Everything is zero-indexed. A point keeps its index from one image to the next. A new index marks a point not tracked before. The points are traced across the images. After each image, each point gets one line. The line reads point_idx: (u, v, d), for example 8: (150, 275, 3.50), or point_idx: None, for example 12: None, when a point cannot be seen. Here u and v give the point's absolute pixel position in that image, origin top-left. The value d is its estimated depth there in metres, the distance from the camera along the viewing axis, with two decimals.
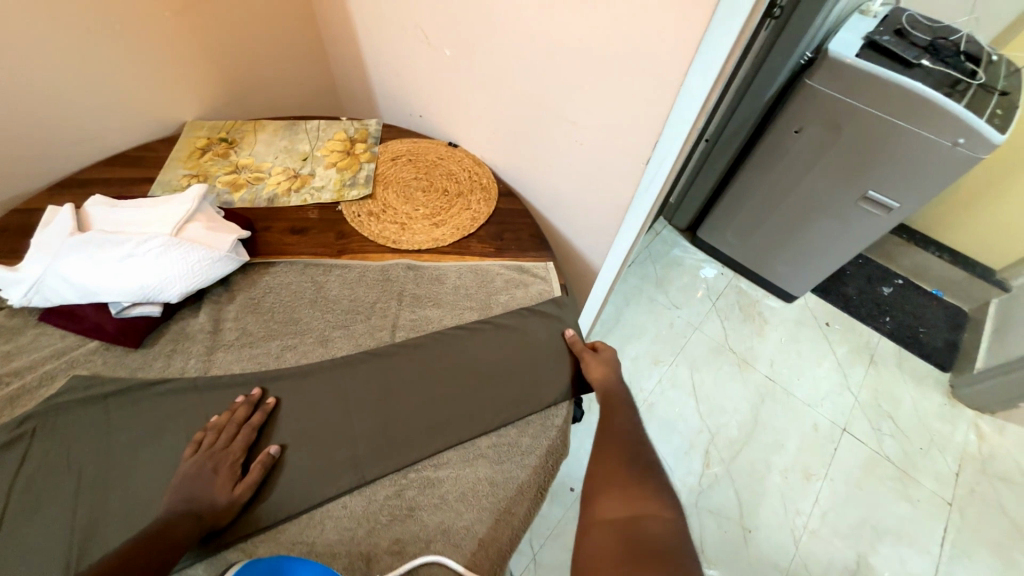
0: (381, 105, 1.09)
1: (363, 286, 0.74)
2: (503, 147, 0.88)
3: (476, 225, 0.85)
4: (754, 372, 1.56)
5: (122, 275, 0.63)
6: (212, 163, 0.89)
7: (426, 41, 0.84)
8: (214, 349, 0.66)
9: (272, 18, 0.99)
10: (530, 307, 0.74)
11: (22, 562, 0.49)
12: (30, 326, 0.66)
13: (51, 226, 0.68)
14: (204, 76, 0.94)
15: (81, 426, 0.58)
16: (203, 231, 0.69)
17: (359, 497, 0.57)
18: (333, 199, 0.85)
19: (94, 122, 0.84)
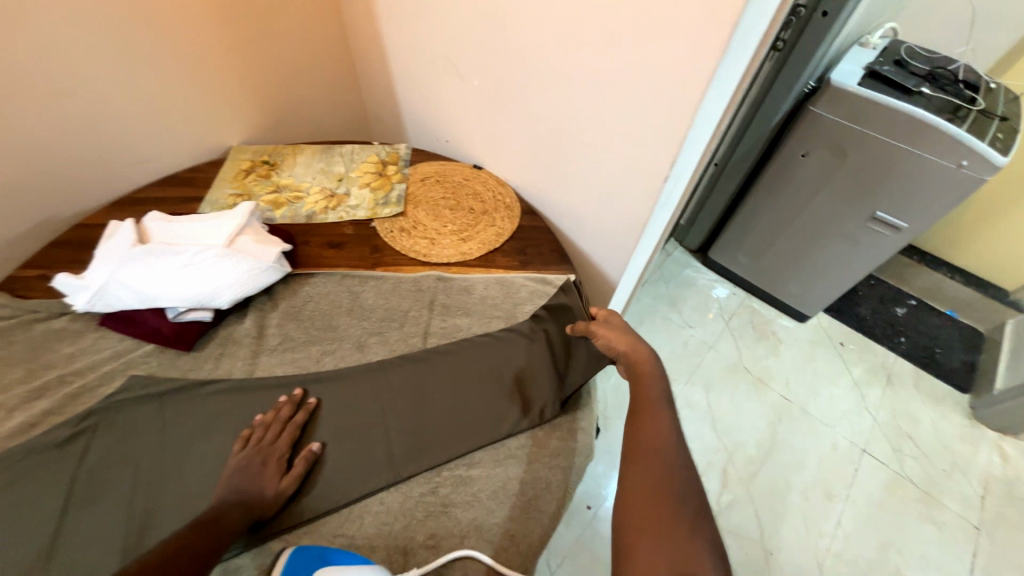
0: (409, 131, 1.17)
1: (397, 296, 0.79)
2: (526, 169, 0.94)
3: (501, 240, 0.89)
4: (769, 392, 1.56)
5: (179, 282, 0.68)
6: (255, 183, 0.96)
7: (455, 73, 0.91)
8: (258, 353, 0.70)
9: (312, 54, 1.07)
10: (553, 317, 0.78)
11: (86, 547, 0.53)
12: (91, 330, 0.71)
13: (113, 238, 0.74)
14: (249, 105, 1.02)
15: (138, 422, 0.62)
16: (251, 243, 0.75)
17: (396, 494, 0.59)
18: (367, 216, 0.91)
19: (150, 146, 0.92)
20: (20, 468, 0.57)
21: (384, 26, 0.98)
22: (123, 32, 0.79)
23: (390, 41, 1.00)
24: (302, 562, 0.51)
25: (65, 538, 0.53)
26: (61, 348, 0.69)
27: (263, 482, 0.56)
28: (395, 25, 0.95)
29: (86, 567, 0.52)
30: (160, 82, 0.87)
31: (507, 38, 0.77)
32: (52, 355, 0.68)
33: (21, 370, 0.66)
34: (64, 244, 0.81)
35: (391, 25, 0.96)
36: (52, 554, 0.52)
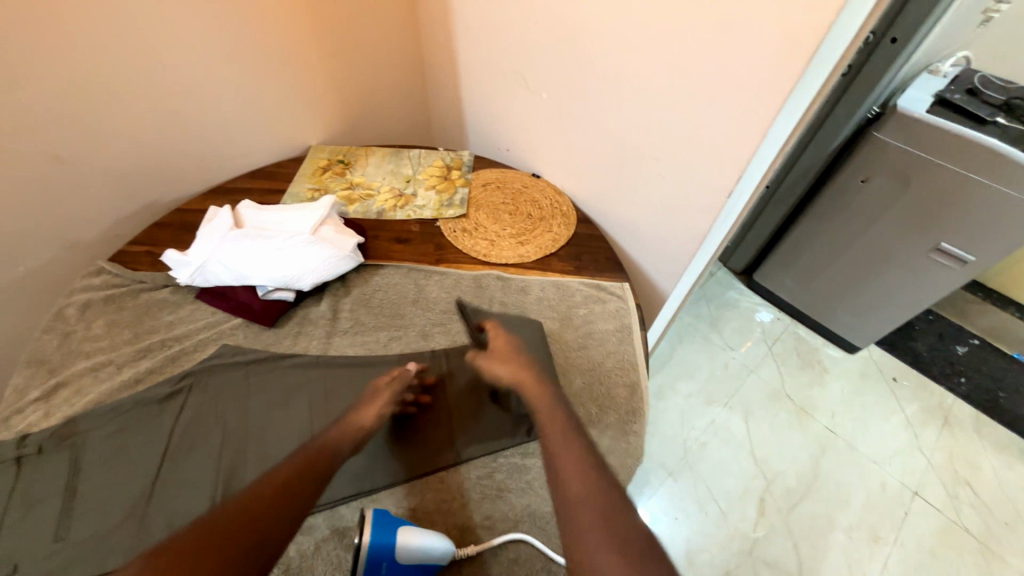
0: (471, 139, 1.23)
1: (458, 291, 0.84)
2: (585, 180, 0.98)
3: (557, 246, 0.93)
4: (814, 422, 1.51)
5: (271, 263, 0.75)
6: (331, 180, 1.04)
7: (524, 86, 0.96)
8: (332, 334, 0.76)
9: (388, 64, 1.16)
10: (607, 321, 0.80)
11: (180, 492, 0.59)
12: (188, 302, 0.79)
13: (213, 221, 0.82)
14: (330, 108, 1.11)
15: (226, 387, 0.68)
16: (332, 233, 0.81)
17: (454, 474, 0.63)
18: (432, 216, 0.97)
19: (243, 142, 1.01)
20: (128, 417, 0.64)
21: (459, 40, 1.05)
22: (234, 39, 0.89)
23: (462, 55, 1.07)
24: (384, 517, 0.50)
25: (163, 482, 0.59)
26: (163, 315, 0.77)
27: (366, 418, 0.59)
28: (469, 40, 1.02)
29: (180, 510, 0.57)
30: (259, 85, 0.97)
31: (580, 55, 0.81)
32: (155, 322, 0.76)
33: (128, 333, 0.74)
34: (166, 225, 0.91)
35: (466, 40, 1.03)
36: (152, 495, 0.58)
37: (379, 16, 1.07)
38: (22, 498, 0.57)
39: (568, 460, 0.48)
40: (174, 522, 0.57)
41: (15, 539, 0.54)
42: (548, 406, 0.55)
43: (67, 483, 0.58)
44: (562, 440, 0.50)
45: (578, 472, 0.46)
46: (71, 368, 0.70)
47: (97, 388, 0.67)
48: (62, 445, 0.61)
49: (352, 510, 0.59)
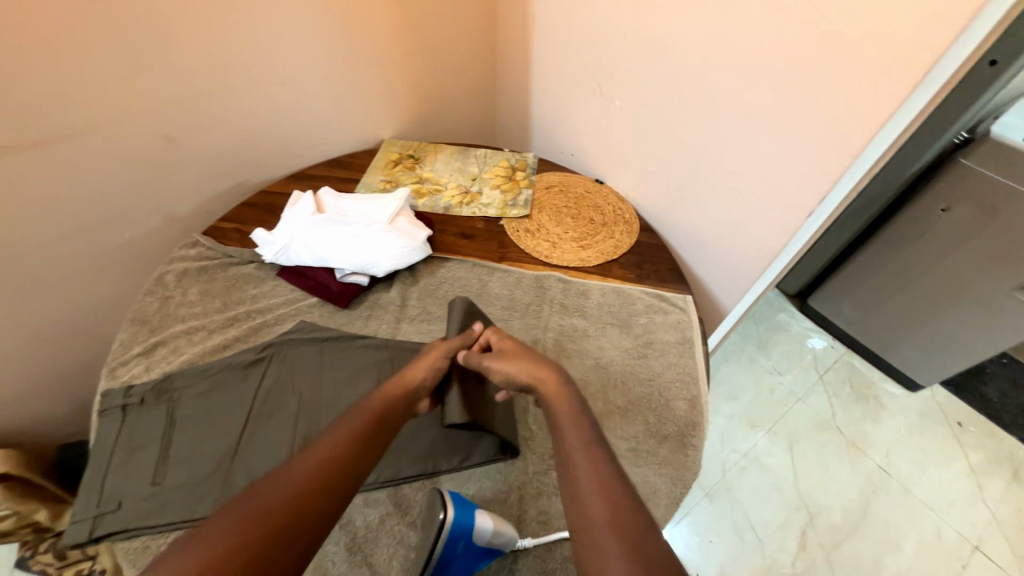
0: (536, 142, 1.26)
1: (520, 289, 0.85)
2: (651, 190, 0.98)
3: (619, 252, 0.93)
4: (865, 459, 1.43)
5: (351, 248, 0.79)
6: (402, 173, 1.09)
7: (598, 92, 0.97)
8: (400, 320, 0.80)
9: (463, 64, 1.20)
10: (668, 333, 0.79)
11: (261, 454, 0.63)
12: (270, 278, 0.84)
13: (297, 204, 0.87)
14: (403, 104, 1.16)
15: (301, 362, 0.73)
16: (406, 223, 0.85)
17: (513, 467, 0.64)
18: (496, 214, 0.99)
19: (323, 132, 1.07)
20: (215, 379, 0.70)
21: (535, 44, 1.08)
22: (328, 35, 0.95)
23: (536, 58, 1.10)
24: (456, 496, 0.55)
25: (245, 443, 0.64)
26: (248, 288, 0.83)
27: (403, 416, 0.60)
28: (546, 44, 1.04)
29: (260, 470, 0.62)
30: (346, 80, 1.02)
31: (662, 64, 0.82)
32: (241, 293, 0.82)
33: (218, 302, 0.81)
34: (253, 205, 0.98)
35: (542, 44, 1.05)
36: (236, 453, 0.63)
37: (459, 18, 1.11)
38: (125, 442, 0.63)
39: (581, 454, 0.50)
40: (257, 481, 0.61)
41: (121, 478, 0.60)
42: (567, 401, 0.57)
43: (164, 433, 0.64)
44: (579, 436, 0.52)
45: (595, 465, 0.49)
46: (169, 329, 0.76)
47: (190, 350, 0.73)
48: (160, 398, 0.67)
49: (362, 505, 0.60)
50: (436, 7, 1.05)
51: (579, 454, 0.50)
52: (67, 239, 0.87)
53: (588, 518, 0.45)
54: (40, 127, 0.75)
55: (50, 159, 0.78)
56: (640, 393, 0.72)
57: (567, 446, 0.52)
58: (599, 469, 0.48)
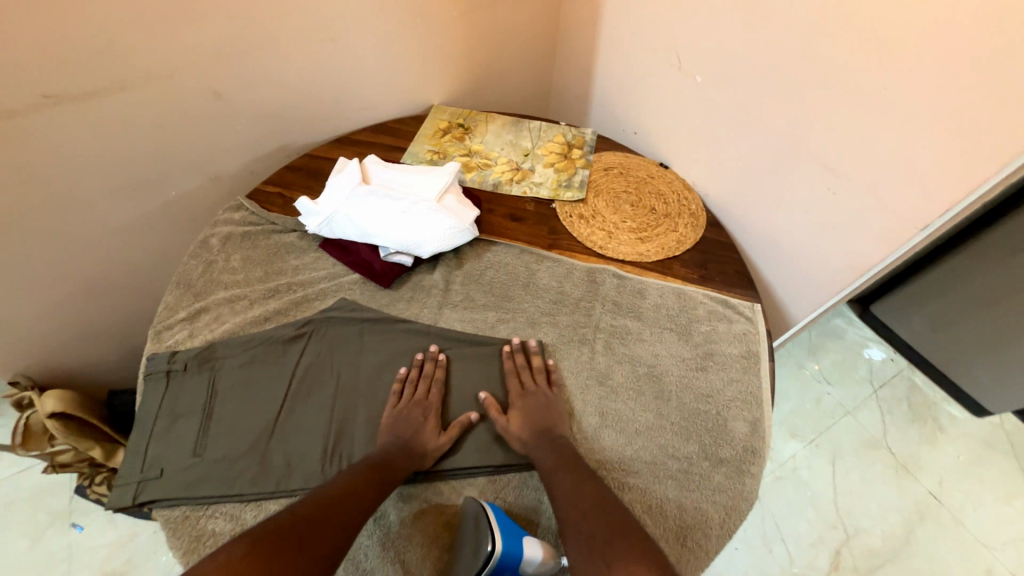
0: (594, 116, 1.15)
1: (571, 282, 0.79)
2: (724, 180, 0.88)
3: (681, 248, 0.85)
4: (915, 484, 1.34)
5: (398, 226, 0.75)
6: (450, 144, 1.02)
7: (676, 67, 0.87)
8: (443, 305, 0.76)
9: (525, 25, 1.10)
10: (732, 346, 0.72)
11: (299, 436, 0.62)
12: (312, 249, 0.82)
13: (342, 173, 0.83)
14: (455, 68, 1.07)
15: (340, 343, 0.70)
16: (455, 202, 0.80)
17: None
18: (549, 196, 0.92)
19: (370, 94, 1.01)
20: (256, 352, 0.68)
21: (608, 7, 0.97)
22: None
23: (607, 23, 0.99)
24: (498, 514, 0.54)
25: (284, 422, 0.63)
26: (290, 258, 0.80)
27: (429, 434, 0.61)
28: (622, 8, 0.93)
29: (297, 452, 0.61)
30: (401, 38, 0.95)
31: (762, 35, 0.71)
32: (283, 263, 0.80)
33: (260, 271, 0.79)
34: (296, 169, 0.95)
35: (616, 8, 0.95)
36: (274, 432, 0.62)
37: None
38: (168, 410, 0.63)
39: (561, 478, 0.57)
40: (296, 464, 0.60)
41: (164, 446, 0.61)
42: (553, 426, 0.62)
43: (206, 404, 0.64)
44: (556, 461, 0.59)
45: (573, 487, 0.56)
46: (212, 296, 0.75)
47: (232, 319, 0.72)
48: (202, 367, 0.67)
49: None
50: None
51: (562, 474, 0.57)
52: (119, 193, 0.88)
53: (574, 525, 0.53)
54: (93, 78, 0.74)
55: (103, 110, 0.77)
56: (697, 410, 0.66)
57: (546, 470, 0.58)
58: (574, 486, 0.56)
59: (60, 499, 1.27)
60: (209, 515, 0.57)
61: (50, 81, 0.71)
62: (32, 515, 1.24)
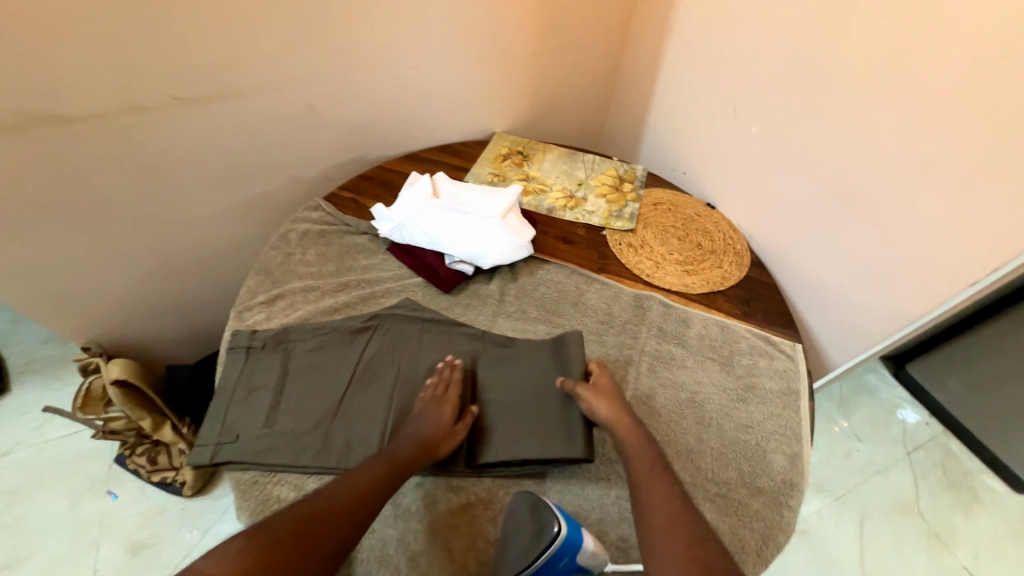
0: (645, 154, 1.22)
1: (618, 305, 0.83)
2: (771, 224, 0.92)
3: (726, 284, 0.88)
4: (947, 554, 1.28)
5: (464, 237, 0.82)
6: (510, 169, 1.10)
7: (732, 116, 0.93)
8: (497, 314, 0.81)
9: (589, 68, 1.19)
10: (773, 381, 0.74)
11: (359, 419, 0.67)
12: (380, 251, 0.89)
13: (415, 186, 0.91)
14: (520, 100, 1.16)
15: (401, 337, 0.76)
16: (516, 220, 0.87)
17: (596, 487, 0.64)
18: (600, 224, 0.97)
19: (442, 118, 1.11)
20: (326, 338, 0.74)
21: (669, 58, 1.05)
22: (472, 27, 0.98)
23: (667, 73, 1.07)
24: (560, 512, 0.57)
25: (347, 405, 0.68)
26: (360, 258, 0.87)
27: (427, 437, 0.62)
28: (684, 60, 1.01)
29: (357, 434, 0.66)
30: (478, 71, 1.05)
31: (820, 95, 0.77)
32: (353, 262, 0.87)
33: (332, 266, 0.86)
34: (369, 178, 1.03)
35: (678, 60, 1.03)
36: (338, 413, 0.67)
37: (596, 23, 1.10)
38: (245, 381, 0.69)
39: (657, 493, 0.57)
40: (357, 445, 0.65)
41: (240, 414, 0.66)
42: (639, 444, 0.62)
43: (278, 380, 0.69)
44: (648, 474, 0.59)
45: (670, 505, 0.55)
46: (288, 284, 0.82)
47: (305, 307, 0.79)
48: (278, 347, 0.73)
49: (413, 487, 0.62)
50: (577, 11, 1.06)
51: (657, 489, 0.57)
52: (213, 186, 0.97)
53: (668, 537, 0.53)
54: (216, 85, 0.84)
55: (217, 113, 0.88)
56: (737, 439, 0.68)
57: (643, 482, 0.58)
58: (668, 503, 0.55)
59: (101, 466, 1.32)
60: (275, 482, 0.62)
61: (181, 85, 0.81)
62: (73, 478, 1.30)
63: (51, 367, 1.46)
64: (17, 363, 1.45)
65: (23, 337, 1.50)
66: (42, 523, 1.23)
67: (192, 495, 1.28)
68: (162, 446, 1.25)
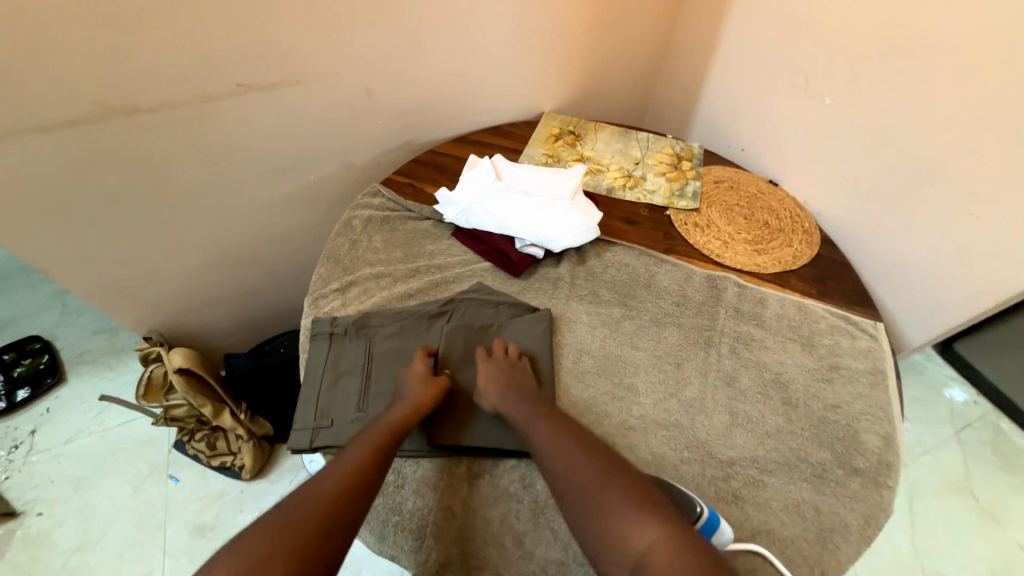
0: (698, 132, 1.19)
1: (691, 286, 0.82)
2: (844, 200, 0.90)
3: (798, 264, 0.86)
4: (1001, 533, 1.23)
5: (534, 220, 0.81)
6: (563, 149, 1.07)
7: (802, 87, 0.89)
8: (569, 297, 0.80)
9: (639, 43, 1.15)
10: (859, 361, 0.73)
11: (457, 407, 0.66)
12: (445, 237, 0.88)
13: (475, 169, 0.89)
14: (570, 79, 1.13)
15: (474, 321, 0.75)
16: (583, 202, 0.85)
17: (690, 469, 0.62)
18: (663, 204, 0.95)
19: (493, 99, 1.08)
20: (405, 324, 0.74)
21: (730, 29, 1.01)
22: (528, 3, 0.94)
23: (725, 45, 1.03)
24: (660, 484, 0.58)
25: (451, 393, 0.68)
26: (426, 243, 0.87)
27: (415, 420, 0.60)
28: (746, 31, 0.97)
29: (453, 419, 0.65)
30: (531, 49, 1.02)
31: (911, 61, 0.73)
32: (420, 248, 0.86)
33: (400, 252, 0.85)
34: (424, 163, 1.02)
35: (739, 30, 0.99)
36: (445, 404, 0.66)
37: None
38: (333, 367, 0.70)
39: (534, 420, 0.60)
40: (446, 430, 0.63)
41: (332, 399, 0.67)
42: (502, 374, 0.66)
43: (364, 366, 0.70)
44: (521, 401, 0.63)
45: (545, 427, 0.59)
46: (359, 271, 0.82)
47: (379, 294, 0.79)
48: (359, 333, 0.73)
49: (511, 469, 0.63)
50: None
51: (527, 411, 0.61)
52: (269, 173, 0.96)
53: (561, 459, 0.57)
54: (279, 71, 0.83)
55: (279, 100, 0.86)
56: (826, 419, 0.67)
57: (540, 433, 0.59)
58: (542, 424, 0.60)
59: (160, 453, 1.35)
60: None
61: (246, 71, 0.80)
62: (134, 463, 1.33)
63: (103, 357, 1.48)
64: (71, 354, 1.48)
65: (75, 329, 1.53)
66: (108, 508, 1.26)
67: (250, 478, 1.31)
68: (220, 431, 1.27)
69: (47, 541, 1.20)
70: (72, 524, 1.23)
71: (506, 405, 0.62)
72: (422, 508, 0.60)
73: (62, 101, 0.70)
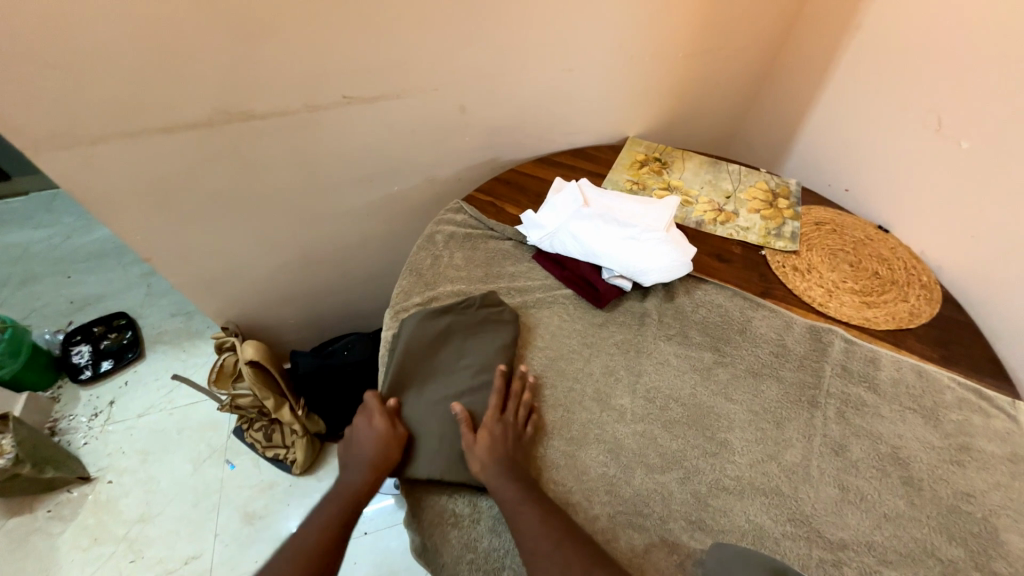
0: (796, 169, 1.12)
1: (792, 336, 0.75)
2: (973, 258, 0.80)
3: (915, 322, 0.78)
4: None
5: (624, 251, 0.78)
6: (648, 176, 1.02)
7: (934, 129, 0.81)
8: (654, 334, 0.75)
9: (738, 71, 1.10)
10: (997, 446, 0.64)
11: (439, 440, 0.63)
12: (526, 259, 0.86)
13: (561, 193, 0.87)
14: (661, 105, 1.10)
15: (480, 344, 0.72)
16: (677, 234, 0.81)
17: (794, 545, 0.56)
18: (758, 242, 0.89)
19: (581, 122, 1.06)
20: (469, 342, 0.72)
21: (845, 63, 0.95)
22: (632, 28, 0.92)
23: (841, 78, 0.96)
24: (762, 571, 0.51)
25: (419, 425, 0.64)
26: (507, 264, 0.85)
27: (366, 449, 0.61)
28: (869, 65, 0.90)
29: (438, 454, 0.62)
30: (626, 74, 1.00)
31: None
32: (500, 269, 0.84)
33: (481, 272, 0.84)
34: (506, 182, 1.01)
35: (860, 63, 0.92)
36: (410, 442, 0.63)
37: (760, 26, 1.02)
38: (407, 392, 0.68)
39: (499, 479, 0.58)
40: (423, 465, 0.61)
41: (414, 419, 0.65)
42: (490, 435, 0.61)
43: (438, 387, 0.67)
44: (490, 461, 0.59)
45: (512, 488, 0.57)
46: (440, 287, 0.81)
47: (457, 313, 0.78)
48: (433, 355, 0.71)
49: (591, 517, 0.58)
50: (741, 10, 0.97)
51: (495, 468, 0.58)
52: (358, 182, 0.98)
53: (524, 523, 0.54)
54: (383, 85, 0.84)
55: (379, 114, 0.88)
56: (958, 508, 0.59)
57: (503, 489, 0.57)
58: (507, 481, 0.57)
59: (220, 437, 1.38)
60: (451, 495, 0.61)
61: (353, 85, 0.82)
62: (194, 445, 1.36)
63: (178, 339, 1.54)
64: (151, 331, 1.56)
65: (156, 308, 1.60)
66: (168, 484, 1.29)
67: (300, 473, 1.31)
68: (277, 424, 1.27)
69: (114, 509, 1.25)
70: (135, 495, 1.27)
71: (488, 470, 0.58)
72: (500, 548, 0.57)
73: (189, 105, 0.74)
